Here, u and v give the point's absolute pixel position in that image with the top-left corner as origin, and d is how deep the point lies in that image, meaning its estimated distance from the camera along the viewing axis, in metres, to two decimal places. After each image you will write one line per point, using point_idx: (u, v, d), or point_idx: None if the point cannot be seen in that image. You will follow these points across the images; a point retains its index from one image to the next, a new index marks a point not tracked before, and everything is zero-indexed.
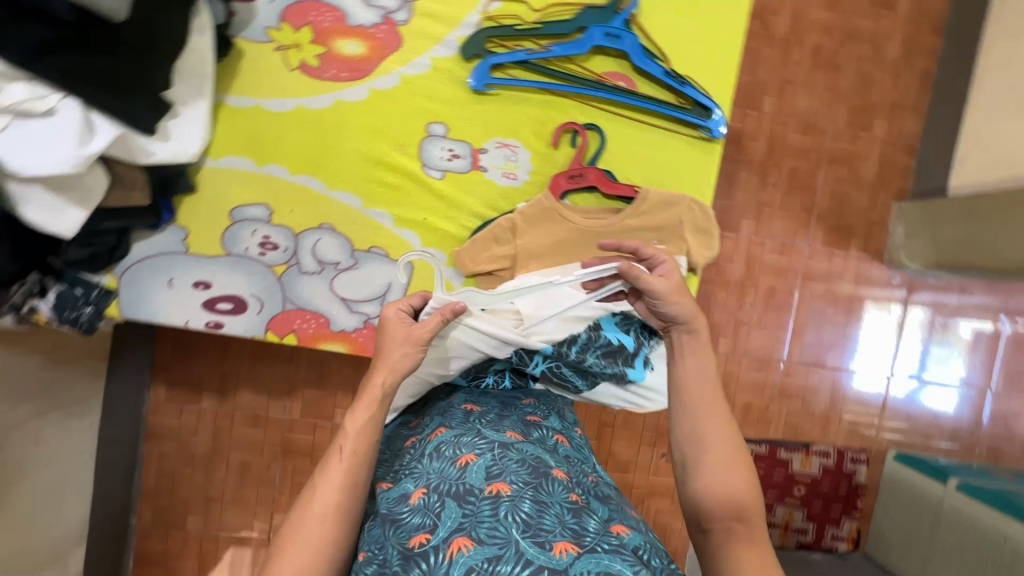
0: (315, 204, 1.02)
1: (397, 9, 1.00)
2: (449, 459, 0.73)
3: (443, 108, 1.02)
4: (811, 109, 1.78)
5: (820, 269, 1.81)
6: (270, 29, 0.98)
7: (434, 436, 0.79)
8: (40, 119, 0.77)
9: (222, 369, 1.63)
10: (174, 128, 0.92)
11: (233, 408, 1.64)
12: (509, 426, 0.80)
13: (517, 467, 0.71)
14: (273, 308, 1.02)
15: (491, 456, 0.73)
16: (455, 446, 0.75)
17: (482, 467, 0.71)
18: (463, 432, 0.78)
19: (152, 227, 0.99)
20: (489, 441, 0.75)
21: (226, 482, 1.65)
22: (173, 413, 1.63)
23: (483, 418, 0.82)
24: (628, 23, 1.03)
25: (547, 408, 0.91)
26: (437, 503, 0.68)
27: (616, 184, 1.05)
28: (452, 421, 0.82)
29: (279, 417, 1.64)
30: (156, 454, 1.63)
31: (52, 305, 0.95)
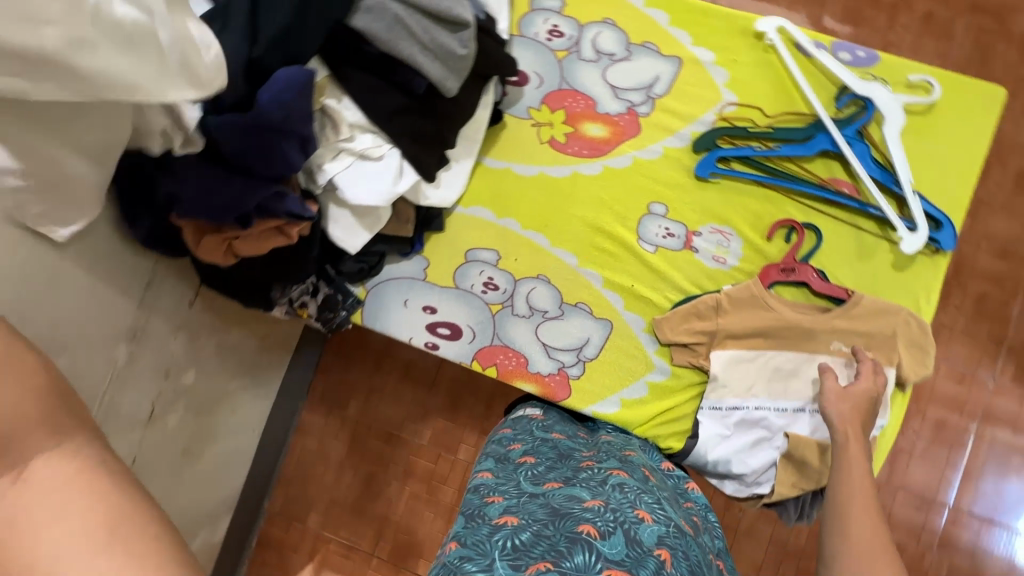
0: (537, 256, 1.15)
1: (641, 103, 1.15)
2: (628, 503, 0.75)
3: (665, 190, 1.13)
4: (1008, 235, 1.71)
5: (1005, 409, 1.67)
6: (532, 108, 1.17)
7: (614, 475, 0.85)
8: (373, 164, 0.98)
9: (370, 382, 1.80)
10: (445, 178, 1.12)
11: (371, 420, 1.78)
12: (681, 517, 0.83)
13: (685, 558, 0.70)
14: (482, 340, 1.15)
15: (666, 528, 0.74)
16: (634, 498, 0.78)
17: (657, 529, 0.72)
18: (643, 492, 0.82)
19: (403, 254, 1.18)
20: (667, 518, 0.76)
21: (350, 489, 1.76)
22: (323, 413, 1.80)
23: (660, 492, 0.86)
24: (860, 133, 1.08)
25: (705, 520, 0.91)
26: (610, 522, 0.69)
27: (829, 284, 1.06)
28: (631, 475, 0.87)
29: (409, 440, 1.75)
30: (298, 446, 1.79)
31: (319, 304, 1.15)
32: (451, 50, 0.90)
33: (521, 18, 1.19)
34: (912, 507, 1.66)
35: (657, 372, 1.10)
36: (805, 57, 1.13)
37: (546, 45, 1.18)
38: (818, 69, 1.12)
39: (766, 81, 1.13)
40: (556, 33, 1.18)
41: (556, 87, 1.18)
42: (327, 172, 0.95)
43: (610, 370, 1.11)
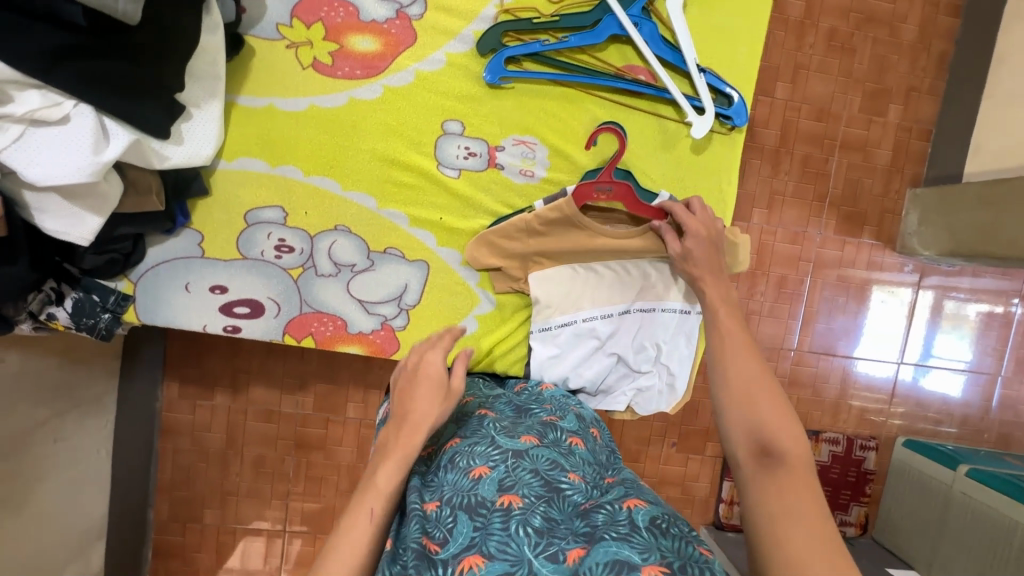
0: (330, 205, 1.01)
1: (410, 4, 0.97)
2: (461, 471, 0.76)
3: (458, 105, 1.00)
4: (825, 95, 1.78)
5: (832, 257, 1.85)
6: (281, 25, 0.95)
7: (449, 446, 0.83)
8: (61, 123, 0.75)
9: (233, 365, 1.63)
10: (188, 131, 0.91)
11: (245, 404, 1.64)
12: (523, 431, 0.84)
13: (528, 479, 0.74)
14: (289, 311, 1.02)
15: (504, 466, 0.76)
16: (467, 455, 0.79)
17: (494, 479, 0.74)
18: (476, 441, 0.82)
19: (167, 232, 0.97)
20: (502, 451, 0.78)
21: (241, 476, 1.67)
22: (186, 408, 1.63)
23: (497, 425, 0.85)
24: (647, 10, 1.00)
25: (563, 412, 0.94)
26: (448, 518, 0.70)
27: (643, 205, 1.02)
28: (466, 430, 0.85)
29: (291, 412, 1.65)
30: (170, 449, 1.65)
31: (69, 312, 0.94)
32: None
33: None
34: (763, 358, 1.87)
35: (484, 304, 1.06)
36: None
37: None
38: None
39: None
40: None
41: None
42: None
43: (435, 313, 1.05)
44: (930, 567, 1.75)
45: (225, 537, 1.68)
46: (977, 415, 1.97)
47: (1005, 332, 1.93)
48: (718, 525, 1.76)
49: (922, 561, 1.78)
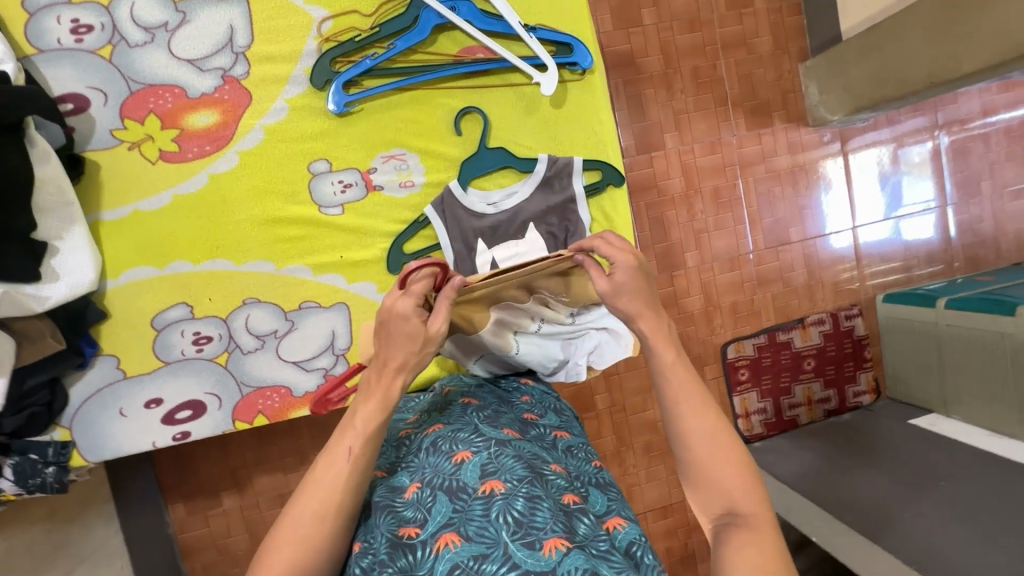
0: (230, 283, 1.00)
1: (233, 65, 0.97)
2: (444, 454, 0.74)
3: (317, 144, 1.00)
4: (689, 6, 1.80)
5: (754, 153, 1.88)
6: (115, 131, 0.95)
7: (432, 431, 0.81)
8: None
9: (228, 464, 1.58)
10: (60, 265, 0.90)
11: (255, 497, 1.59)
12: (506, 424, 0.82)
13: (512, 463, 0.70)
14: (231, 398, 1.01)
15: (487, 453, 0.72)
16: (451, 441, 0.76)
17: (476, 464, 0.71)
18: (459, 428, 0.79)
19: (80, 366, 0.96)
20: (487, 439, 0.75)
21: None
22: (199, 523, 1.57)
23: (480, 414, 0.84)
24: None
25: (544, 406, 0.94)
26: (428, 499, 0.69)
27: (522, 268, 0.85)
28: (450, 417, 0.84)
29: None
30: (200, 567, 1.58)
31: (14, 479, 0.93)
32: None
33: (26, 31, 0.91)
34: (726, 270, 1.90)
35: None
36: None
37: (80, 49, 0.92)
38: None
39: None
40: (80, 29, 0.92)
41: (127, 92, 0.95)
42: None
43: None
44: (947, 405, 1.76)
45: None
46: (942, 248, 2.01)
47: (938, 163, 1.98)
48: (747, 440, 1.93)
49: (938, 403, 1.79)
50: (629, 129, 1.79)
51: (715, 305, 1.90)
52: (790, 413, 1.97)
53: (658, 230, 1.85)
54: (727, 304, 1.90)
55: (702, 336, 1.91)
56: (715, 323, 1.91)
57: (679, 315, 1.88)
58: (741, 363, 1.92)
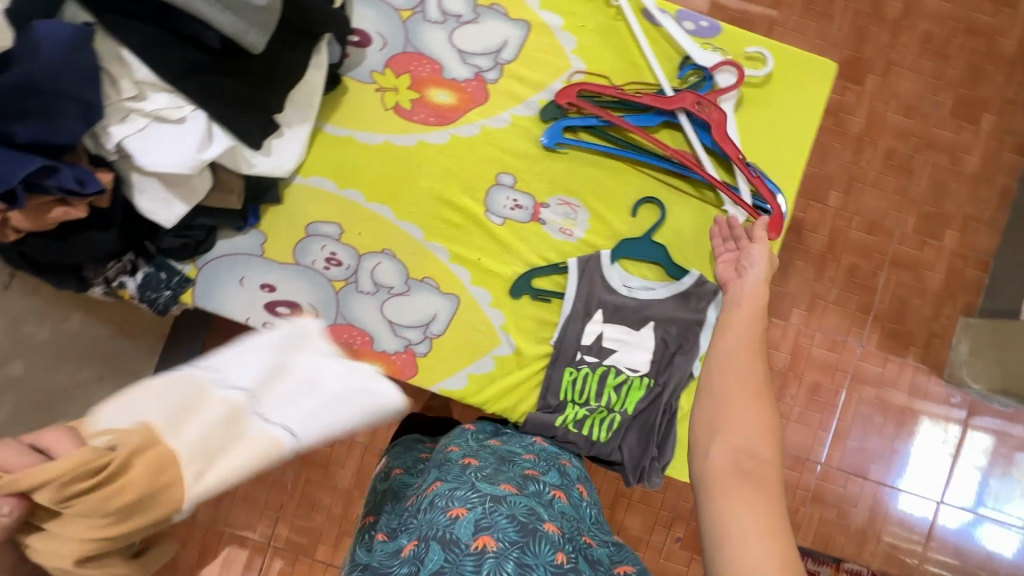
0: (383, 230, 1.10)
1: (488, 69, 1.10)
2: (439, 509, 0.75)
3: (514, 161, 1.10)
4: (878, 209, 1.79)
5: (872, 372, 1.78)
6: (375, 72, 1.10)
7: (431, 488, 0.81)
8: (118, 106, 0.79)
9: None
10: (277, 146, 1.03)
11: None
12: (505, 478, 0.81)
13: (505, 522, 0.71)
14: (324, 319, 1.09)
15: (481, 508, 0.73)
16: (448, 497, 0.76)
17: (470, 520, 0.71)
18: (457, 484, 0.80)
19: (237, 229, 1.08)
20: (482, 494, 0.75)
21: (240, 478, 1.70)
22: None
23: (479, 472, 0.83)
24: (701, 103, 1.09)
25: (547, 464, 0.93)
26: (423, 551, 0.71)
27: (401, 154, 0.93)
28: (449, 475, 0.84)
29: None
30: None
31: (139, 284, 1.05)
32: (246, 0, 0.80)
33: None
34: (787, 466, 1.77)
35: (504, 346, 1.08)
36: (649, 26, 1.10)
37: (389, 3, 1.10)
38: (666, 40, 1.10)
39: (613, 48, 1.10)
40: None
41: (401, 49, 1.10)
42: (114, 137, 0.84)
43: (456, 346, 1.08)
44: None
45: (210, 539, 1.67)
46: None
47: None
48: None
49: None
50: None
51: None
52: None
53: None
54: None
55: None
56: None
57: None
58: None
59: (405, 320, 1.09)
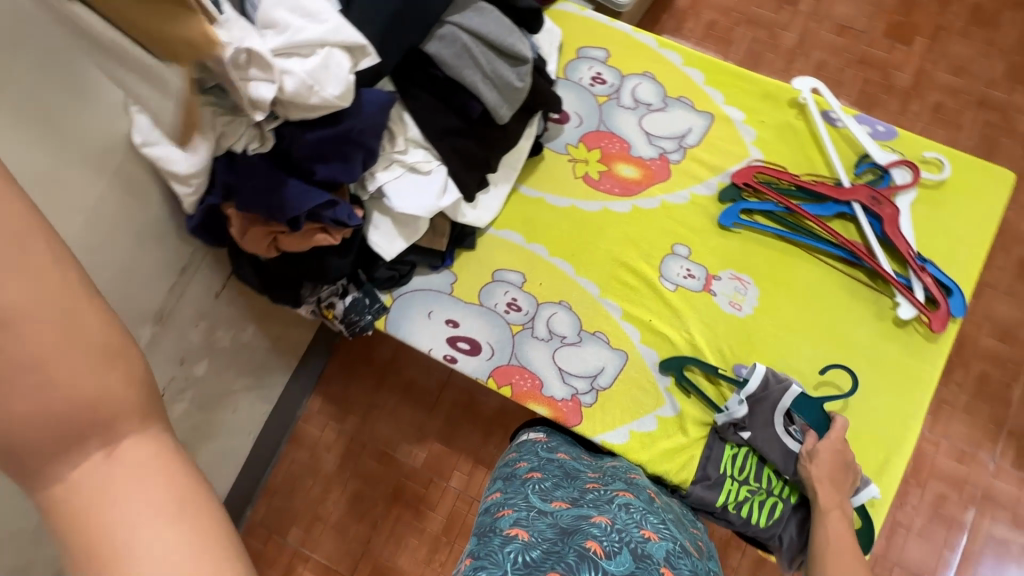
0: (561, 283, 1.20)
1: (673, 151, 1.22)
2: (636, 522, 0.74)
3: (690, 234, 1.18)
4: (1011, 319, 1.74)
5: (1008, 495, 1.63)
6: (569, 145, 1.25)
7: (620, 496, 0.83)
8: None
9: (370, 399, 1.80)
10: (483, 200, 1.18)
11: (368, 437, 1.76)
12: (684, 538, 0.82)
13: (691, 573, 0.69)
14: (500, 358, 1.17)
15: (672, 548, 0.73)
16: (641, 519, 0.76)
17: (664, 549, 0.71)
18: (648, 514, 0.80)
19: (432, 267, 1.22)
20: (673, 539, 0.75)
21: (336, 506, 1.71)
22: (318, 425, 1.78)
23: (666, 516, 0.84)
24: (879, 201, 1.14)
25: (708, 555, 0.90)
26: (617, 542, 0.67)
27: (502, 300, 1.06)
28: (636, 499, 0.85)
29: (403, 461, 1.73)
30: (289, 457, 1.75)
31: (347, 306, 1.18)
32: (509, 82, 0.97)
33: (568, 64, 1.29)
34: None
35: (667, 408, 1.12)
36: (830, 126, 1.20)
37: (589, 90, 1.26)
38: (844, 141, 1.19)
39: (789, 143, 1.20)
40: (598, 80, 1.27)
41: (594, 128, 1.25)
42: (378, 180, 1.01)
43: (621, 403, 1.13)
44: None
45: (297, 564, 1.66)
46: None
47: None
48: None
49: None
50: None
51: None
52: None
53: None
54: None
55: None
56: None
57: None
58: None
59: (576, 369, 1.15)
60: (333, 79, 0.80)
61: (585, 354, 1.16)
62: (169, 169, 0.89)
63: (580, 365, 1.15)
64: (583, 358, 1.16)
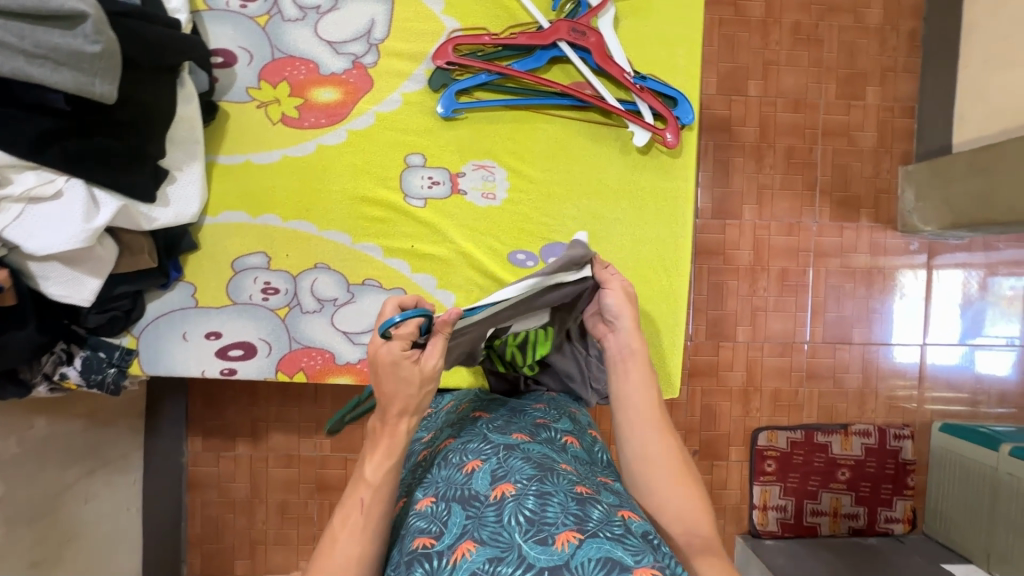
0: (309, 245, 1.07)
1: (365, 53, 1.06)
2: (456, 466, 0.74)
3: (419, 139, 1.07)
4: (798, 86, 1.77)
5: (832, 244, 1.81)
6: (250, 88, 1.05)
7: (443, 445, 0.80)
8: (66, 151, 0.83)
9: (251, 414, 1.70)
10: (172, 193, 0.99)
11: (266, 451, 1.71)
12: (517, 429, 0.80)
13: (520, 466, 0.71)
14: (280, 349, 1.07)
15: (496, 459, 0.73)
16: (461, 452, 0.76)
17: (486, 471, 0.71)
18: (470, 438, 0.79)
19: (162, 286, 1.05)
20: (495, 445, 0.75)
21: (267, 524, 1.72)
22: (211, 461, 1.70)
23: (491, 424, 0.82)
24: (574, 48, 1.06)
25: (558, 412, 0.90)
26: (444, 512, 0.69)
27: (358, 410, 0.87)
28: (461, 430, 0.82)
29: (310, 455, 1.70)
30: (198, 503, 1.71)
31: (80, 370, 1.02)
32: (76, 50, 0.74)
33: None
34: (776, 354, 1.81)
35: None
36: None
37: (242, 13, 1.04)
38: None
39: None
40: None
41: (270, 58, 1.05)
42: None
43: None
44: (989, 560, 1.63)
45: None
46: (1018, 391, 1.86)
47: None
48: (755, 534, 1.82)
49: (980, 555, 1.66)
50: (709, 191, 1.77)
51: (757, 386, 1.81)
52: (811, 519, 1.82)
53: (714, 297, 1.79)
54: (769, 388, 1.81)
55: (735, 414, 1.81)
56: (752, 405, 1.81)
57: (716, 387, 1.80)
58: (770, 453, 1.80)
59: (360, 326, 1.08)
60: None
61: (365, 311, 1.08)
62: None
63: (364, 322, 1.08)
64: (363, 313, 1.08)
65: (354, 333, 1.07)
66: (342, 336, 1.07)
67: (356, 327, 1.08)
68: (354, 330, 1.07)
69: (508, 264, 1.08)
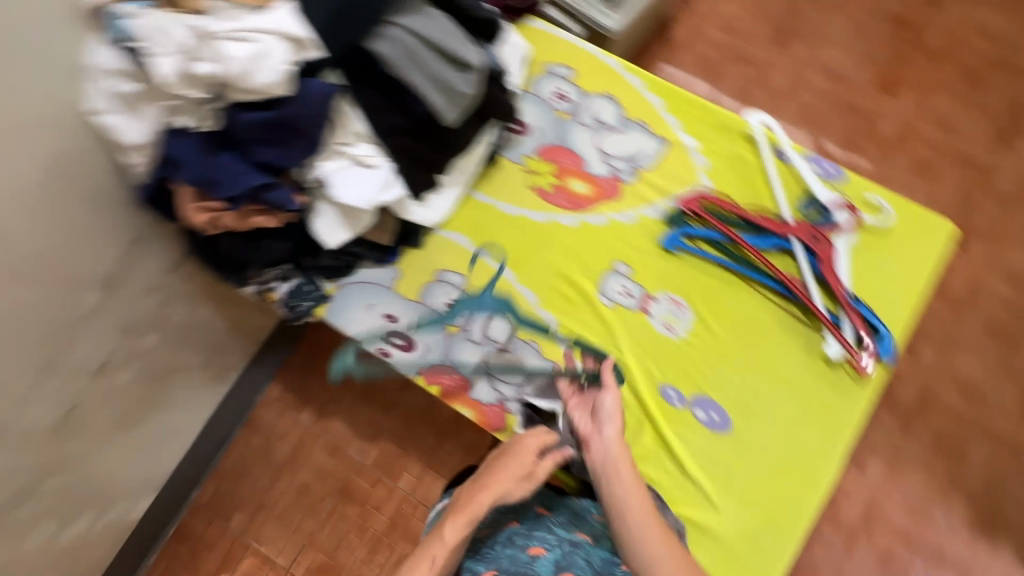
0: (502, 289, 1.21)
1: (625, 172, 1.24)
2: (520, 547, 0.91)
3: (633, 254, 1.20)
4: (975, 375, 1.69)
5: (956, 552, 1.59)
6: (526, 156, 1.27)
7: (509, 525, 0.96)
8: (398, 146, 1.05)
9: (329, 392, 1.74)
10: (433, 200, 1.20)
11: (321, 431, 1.71)
12: (577, 530, 0.96)
13: (582, 564, 0.90)
14: (432, 357, 1.18)
15: (559, 551, 0.91)
16: (526, 537, 0.93)
17: (550, 560, 0.89)
18: (535, 526, 0.95)
19: (378, 262, 1.23)
20: (558, 538, 0.93)
21: (281, 496, 1.66)
22: (275, 411, 1.72)
23: (555, 520, 0.97)
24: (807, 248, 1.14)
25: None
26: None
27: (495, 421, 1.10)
28: (527, 517, 0.97)
29: (354, 458, 1.68)
30: (240, 442, 1.71)
31: (288, 290, 1.20)
32: (457, 89, 0.99)
33: (533, 77, 1.31)
34: None
35: None
36: (779, 161, 1.21)
37: (551, 104, 1.29)
38: (795, 179, 1.20)
39: (740, 175, 1.22)
40: (562, 96, 1.29)
41: (552, 142, 1.27)
42: (320, 170, 1.02)
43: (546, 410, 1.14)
44: None
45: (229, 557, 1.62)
46: None
47: None
48: None
49: None
50: None
51: None
52: None
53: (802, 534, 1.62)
54: None
55: None
56: None
57: None
58: None
59: (505, 377, 1.16)
60: (268, 70, 0.85)
61: (517, 366, 1.16)
62: (120, 138, 0.94)
63: (510, 375, 1.16)
64: (515, 364, 1.16)
65: (497, 379, 1.16)
66: (484, 375, 1.16)
67: (503, 376, 1.16)
68: (498, 378, 1.16)
69: (657, 393, 1.12)
